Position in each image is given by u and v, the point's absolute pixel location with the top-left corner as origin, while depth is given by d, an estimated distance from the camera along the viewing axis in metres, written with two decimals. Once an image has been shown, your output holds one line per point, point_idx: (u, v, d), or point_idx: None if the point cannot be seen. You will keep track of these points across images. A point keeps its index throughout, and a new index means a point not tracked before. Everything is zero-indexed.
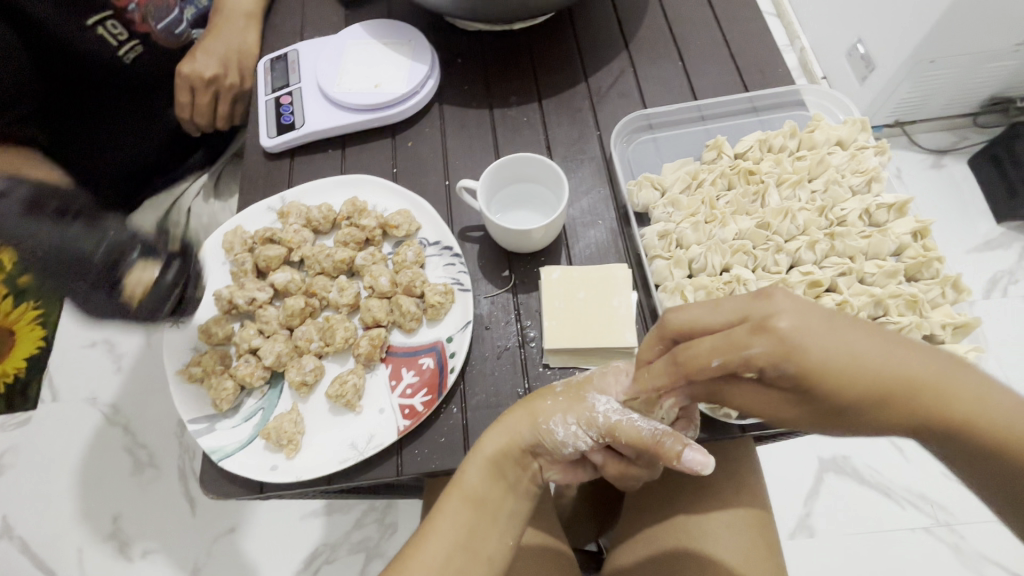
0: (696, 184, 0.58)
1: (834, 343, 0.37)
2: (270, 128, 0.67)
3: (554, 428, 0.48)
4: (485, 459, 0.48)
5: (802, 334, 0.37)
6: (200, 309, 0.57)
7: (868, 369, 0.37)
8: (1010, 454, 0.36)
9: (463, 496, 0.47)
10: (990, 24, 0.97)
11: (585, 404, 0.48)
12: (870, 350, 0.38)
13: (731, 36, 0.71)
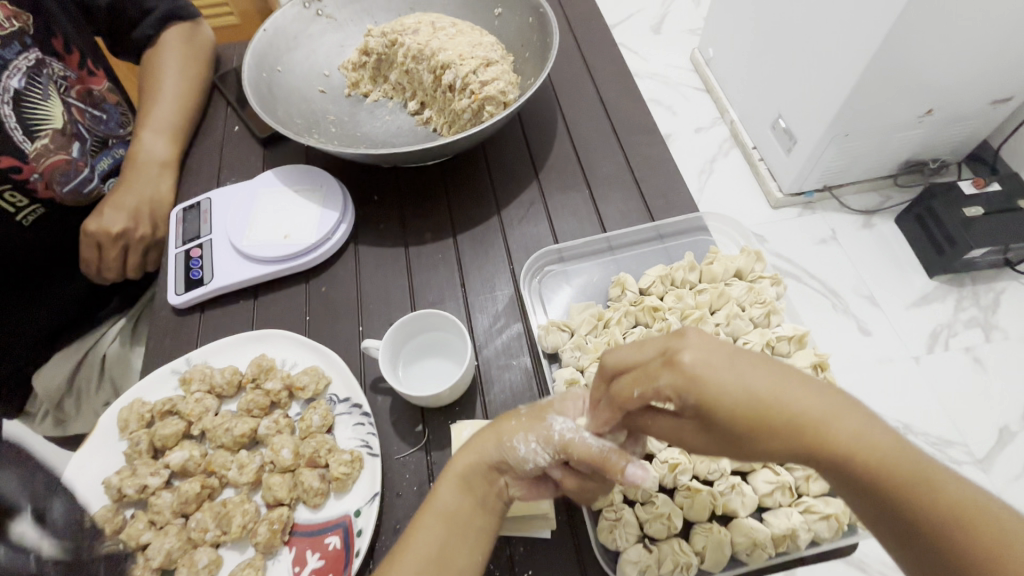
0: (603, 324, 0.59)
1: (746, 378, 0.34)
2: (178, 285, 0.66)
3: (525, 443, 0.44)
4: (461, 468, 0.45)
5: (712, 372, 0.34)
6: (87, 500, 0.53)
7: (780, 409, 0.33)
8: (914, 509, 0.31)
9: (437, 514, 0.44)
10: (884, 98, 0.83)
11: (547, 415, 0.45)
12: (780, 384, 0.34)
13: (635, 162, 0.75)
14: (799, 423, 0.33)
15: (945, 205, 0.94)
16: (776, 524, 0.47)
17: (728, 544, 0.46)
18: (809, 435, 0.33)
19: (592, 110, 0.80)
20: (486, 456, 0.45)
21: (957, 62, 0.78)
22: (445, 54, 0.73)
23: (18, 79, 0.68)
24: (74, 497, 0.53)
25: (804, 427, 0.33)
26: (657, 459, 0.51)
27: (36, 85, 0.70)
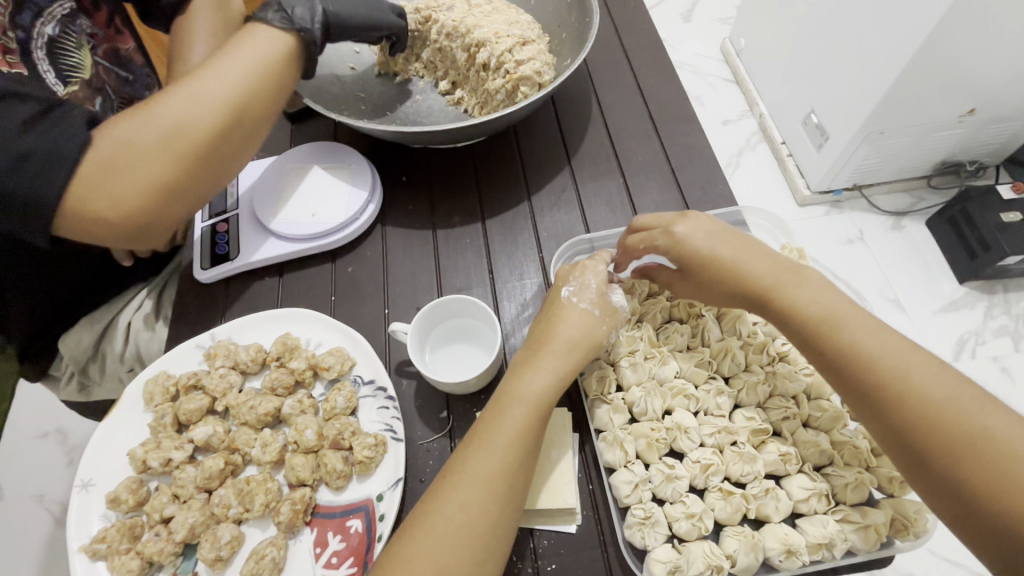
0: (636, 318, 0.57)
1: (723, 247, 0.50)
2: (203, 260, 0.66)
3: (610, 331, 0.52)
4: (550, 361, 0.49)
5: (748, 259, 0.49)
6: (115, 469, 0.53)
7: (799, 300, 0.46)
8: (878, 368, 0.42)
9: (528, 401, 0.47)
10: (926, 96, 0.79)
11: (611, 298, 0.53)
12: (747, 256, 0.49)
13: (672, 152, 0.73)
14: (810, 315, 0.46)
15: (985, 209, 0.90)
16: (811, 532, 0.45)
17: (760, 550, 0.45)
18: (820, 327, 0.45)
19: (629, 96, 0.78)
20: (577, 347, 0.50)
21: (1007, 60, 0.74)
22: (481, 31, 0.71)
23: (52, 27, 0.66)
24: (100, 467, 0.53)
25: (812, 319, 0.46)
26: (688, 459, 0.50)
27: (69, 34, 0.68)
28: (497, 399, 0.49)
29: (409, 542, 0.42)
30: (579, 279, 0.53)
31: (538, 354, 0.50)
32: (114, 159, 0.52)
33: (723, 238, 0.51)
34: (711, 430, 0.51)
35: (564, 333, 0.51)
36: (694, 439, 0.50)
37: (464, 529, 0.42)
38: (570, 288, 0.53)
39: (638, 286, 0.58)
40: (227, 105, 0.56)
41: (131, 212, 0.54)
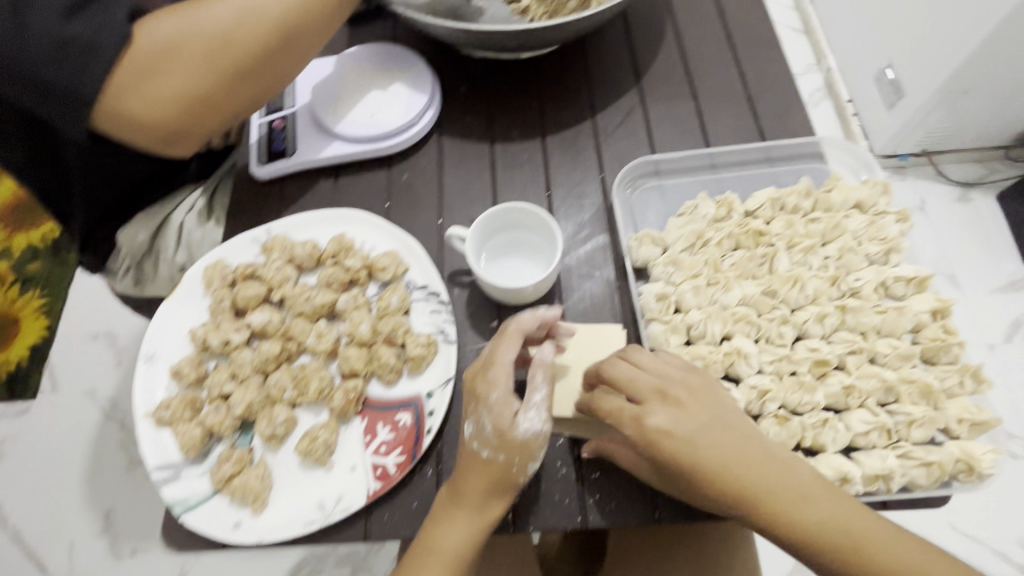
0: (701, 243, 0.54)
1: (701, 446, 0.40)
2: (260, 155, 0.65)
3: (521, 470, 0.46)
4: (470, 508, 0.46)
5: (670, 406, 0.42)
6: (177, 346, 0.55)
7: (763, 487, 0.39)
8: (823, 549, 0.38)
9: (443, 556, 0.45)
10: None
11: (513, 434, 0.45)
12: (718, 452, 0.40)
13: (750, 78, 0.68)
14: (748, 495, 0.39)
15: None
16: (871, 465, 0.44)
17: None
18: (773, 510, 0.39)
19: (708, 16, 0.72)
20: (491, 492, 0.46)
21: None
22: None
23: None
24: (162, 343, 0.55)
25: (752, 504, 0.39)
26: (745, 384, 0.48)
27: None
28: (418, 545, 0.47)
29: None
30: (475, 421, 0.47)
31: (455, 496, 0.46)
32: (151, 61, 0.53)
33: (702, 410, 0.42)
34: (769, 359, 0.49)
35: (472, 476, 0.46)
36: (753, 366, 0.48)
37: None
38: (469, 427, 0.47)
39: (705, 210, 0.56)
40: (272, 25, 0.56)
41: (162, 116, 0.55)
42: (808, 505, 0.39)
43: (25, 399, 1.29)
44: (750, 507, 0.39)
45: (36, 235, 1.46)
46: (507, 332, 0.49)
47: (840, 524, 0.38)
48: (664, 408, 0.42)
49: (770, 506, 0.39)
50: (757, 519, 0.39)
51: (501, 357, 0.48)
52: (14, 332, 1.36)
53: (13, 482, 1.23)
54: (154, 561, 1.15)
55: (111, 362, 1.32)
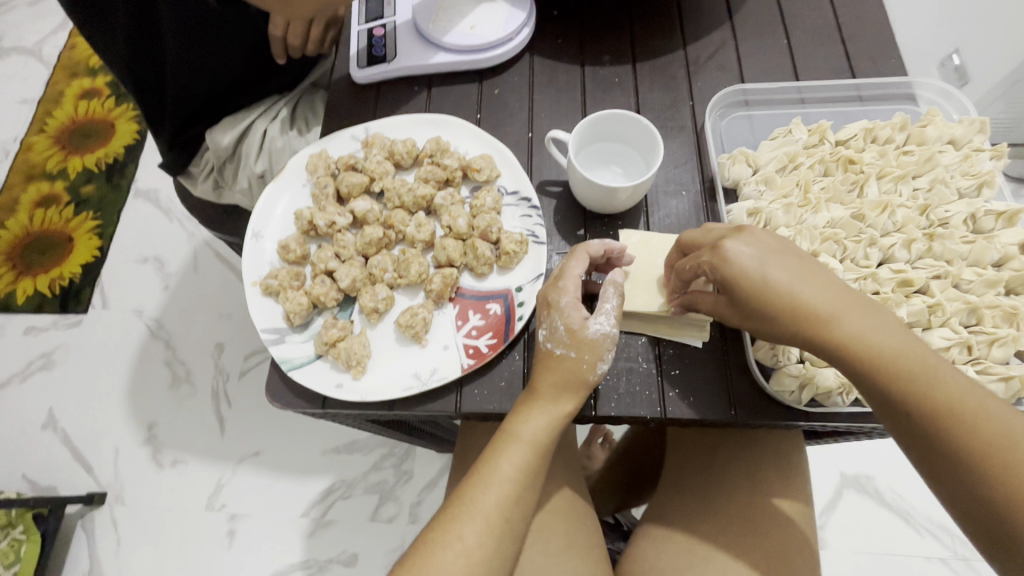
0: (792, 166, 0.56)
1: (774, 273, 0.43)
2: (360, 59, 0.67)
3: (591, 367, 0.48)
4: (546, 401, 0.49)
5: (748, 237, 0.45)
6: (283, 226, 0.58)
7: (835, 316, 0.42)
8: (883, 373, 0.41)
9: (525, 442, 0.49)
10: None
11: (584, 333, 0.48)
12: (794, 279, 0.43)
13: (845, 20, 0.68)
14: (811, 312, 0.42)
15: None
16: None
17: None
18: (840, 332, 0.42)
19: None
20: (566, 386, 0.48)
21: None
22: None
23: None
24: (268, 222, 0.58)
25: (812, 321, 0.42)
26: None
27: None
28: (499, 434, 0.50)
29: (458, 513, 0.47)
30: (547, 322, 0.50)
31: (531, 392, 0.49)
32: None
33: (785, 258, 0.44)
34: (853, 277, 0.51)
35: (551, 374, 0.49)
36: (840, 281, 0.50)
37: (502, 522, 0.47)
38: (542, 331, 0.50)
39: (799, 135, 0.57)
40: None
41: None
42: (866, 327, 0.42)
43: (78, 311, 1.34)
44: (809, 324, 0.42)
45: (92, 159, 1.50)
46: (575, 252, 0.52)
47: (902, 354, 0.41)
48: (742, 241, 0.44)
49: (830, 325, 0.42)
50: (823, 341, 0.42)
51: (570, 270, 0.51)
52: (67, 248, 1.40)
53: (61, 389, 1.27)
54: (193, 472, 1.20)
55: (159, 283, 1.37)
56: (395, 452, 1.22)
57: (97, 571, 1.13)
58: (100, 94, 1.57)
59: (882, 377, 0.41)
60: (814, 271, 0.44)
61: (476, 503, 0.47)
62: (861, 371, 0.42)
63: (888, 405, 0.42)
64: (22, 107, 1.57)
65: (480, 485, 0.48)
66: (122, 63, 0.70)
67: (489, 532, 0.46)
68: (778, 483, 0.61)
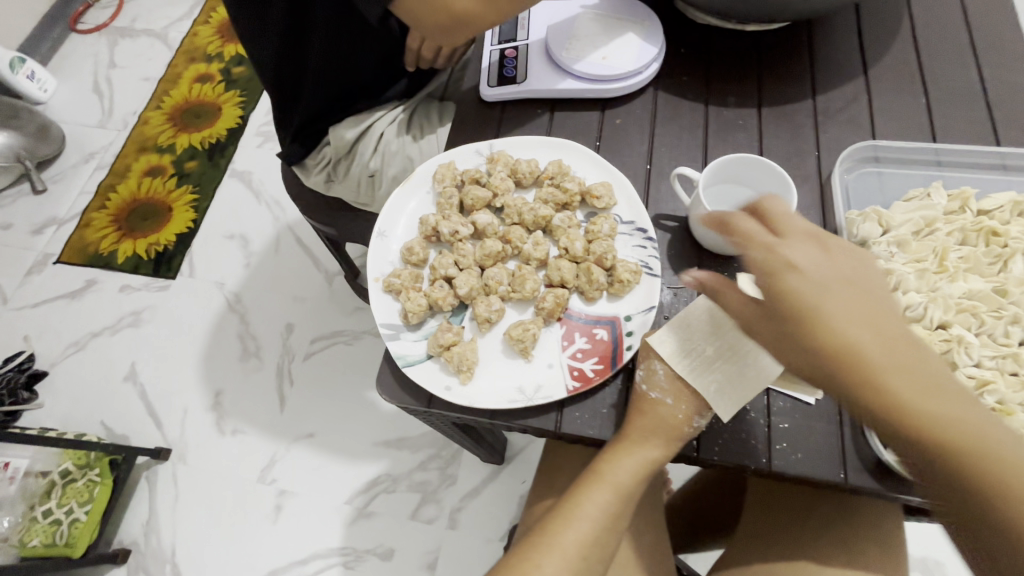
0: (928, 231, 0.55)
1: (822, 283, 0.38)
2: (491, 78, 0.69)
3: (686, 418, 0.49)
4: (634, 447, 0.50)
5: (795, 257, 0.39)
6: (407, 229, 0.62)
7: (868, 347, 0.36)
8: (940, 443, 0.35)
9: (614, 486, 0.50)
10: None
11: (684, 381, 0.49)
12: (836, 297, 0.38)
13: (991, 84, 0.66)
14: (831, 363, 0.37)
15: None
16: None
17: None
18: (882, 371, 0.36)
19: (950, 18, 0.70)
20: (658, 433, 0.49)
21: None
22: None
23: None
24: (393, 223, 0.61)
25: (840, 371, 0.37)
26: (960, 372, 0.49)
27: None
28: (588, 473, 0.52)
29: (542, 545, 0.48)
30: (646, 363, 0.51)
31: (622, 435, 0.50)
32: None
33: (838, 278, 0.39)
34: (990, 354, 0.50)
35: (642, 422, 0.49)
36: (976, 356, 0.49)
37: (580, 559, 0.48)
38: (638, 373, 0.51)
39: (938, 200, 0.56)
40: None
41: (438, 12, 0.65)
42: (912, 388, 0.35)
43: (169, 277, 1.44)
44: (838, 375, 0.37)
45: (198, 138, 1.63)
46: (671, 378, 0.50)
47: (960, 421, 0.35)
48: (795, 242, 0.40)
49: (873, 363, 0.36)
50: (862, 383, 0.36)
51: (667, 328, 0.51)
52: (166, 217, 1.51)
53: (144, 346, 1.37)
54: (250, 443, 1.25)
55: (242, 261, 1.45)
56: (442, 454, 1.23)
57: (153, 522, 1.20)
58: (212, 80, 1.71)
59: (936, 443, 0.35)
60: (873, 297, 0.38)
61: (558, 538, 0.48)
62: (914, 428, 0.35)
63: (943, 480, 0.35)
64: (144, 85, 1.72)
65: (562, 520, 0.49)
66: (271, 73, 0.77)
67: (567, 568, 0.47)
68: (871, 557, 0.58)
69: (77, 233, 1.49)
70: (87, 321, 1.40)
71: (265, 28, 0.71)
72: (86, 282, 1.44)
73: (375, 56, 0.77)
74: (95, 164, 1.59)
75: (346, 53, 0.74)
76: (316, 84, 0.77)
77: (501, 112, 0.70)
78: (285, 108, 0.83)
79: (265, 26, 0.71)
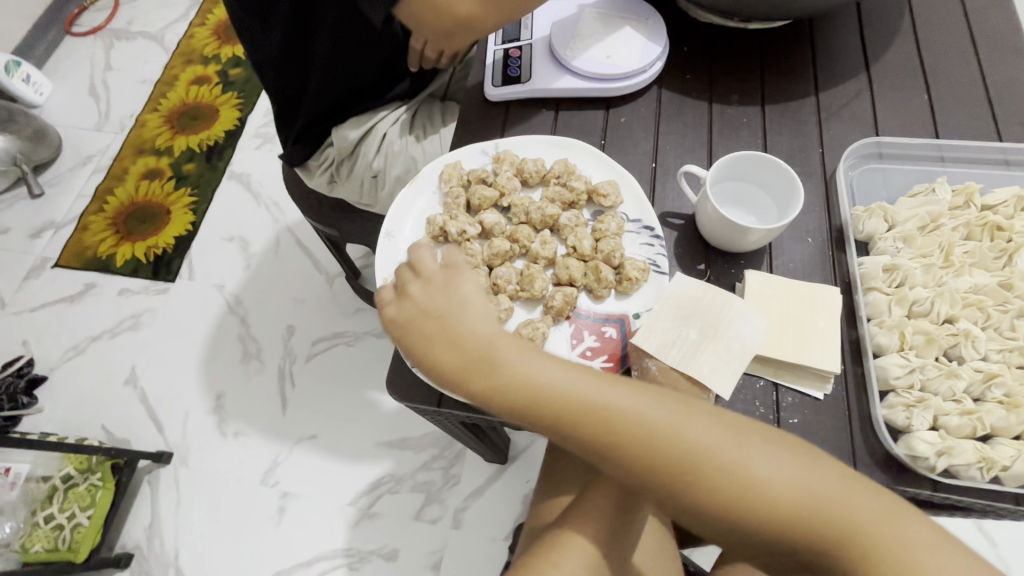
0: (933, 226, 0.56)
1: (526, 361, 0.44)
2: (495, 78, 0.70)
3: None
4: None
5: (455, 326, 0.47)
6: (414, 229, 0.62)
7: (580, 402, 0.42)
8: (670, 475, 0.41)
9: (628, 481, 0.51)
10: None
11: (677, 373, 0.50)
12: (538, 368, 0.44)
13: (992, 80, 0.66)
14: (567, 426, 0.42)
15: None
16: None
17: None
18: (599, 426, 0.42)
19: (950, 15, 0.71)
20: None
21: None
22: None
23: None
24: (400, 223, 0.61)
25: (580, 431, 0.42)
26: (968, 366, 0.50)
27: None
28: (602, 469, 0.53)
29: (558, 542, 0.49)
30: (639, 363, 0.51)
31: None
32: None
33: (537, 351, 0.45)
34: (996, 348, 0.51)
35: None
36: (983, 349, 0.50)
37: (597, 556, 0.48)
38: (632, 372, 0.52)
39: (943, 195, 0.57)
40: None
41: (441, 16, 0.65)
42: (628, 426, 0.41)
43: (168, 279, 1.43)
44: (582, 436, 0.42)
45: (196, 141, 1.62)
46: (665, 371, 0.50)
47: (675, 445, 0.41)
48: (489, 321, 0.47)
49: (597, 417, 0.42)
50: (596, 442, 0.42)
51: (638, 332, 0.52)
52: (165, 220, 1.51)
53: (144, 350, 1.36)
54: (252, 446, 1.25)
55: (242, 264, 1.44)
56: (445, 455, 1.23)
57: (155, 526, 1.20)
58: (209, 82, 1.70)
59: (668, 476, 0.41)
60: (484, 311, 0.48)
61: (574, 536, 0.49)
62: (647, 469, 0.41)
63: (688, 506, 0.41)
64: (141, 87, 1.71)
65: (577, 517, 0.50)
66: (276, 76, 0.77)
67: (583, 565, 0.47)
68: None
69: (74, 236, 1.49)
70: (86, 325, 1.39)
71: (270, 30, 0.71)
72: (85, 285, 1.44)
73: (379, 59, 0.77)
74: (92, 167, 1.59)
75: (350, 57, 0.74)
76: (321, 87, 0.77)
77: (506, 111, 0.70)
78: (288, 110, 0.83)
79: (269, 28, 0.71)
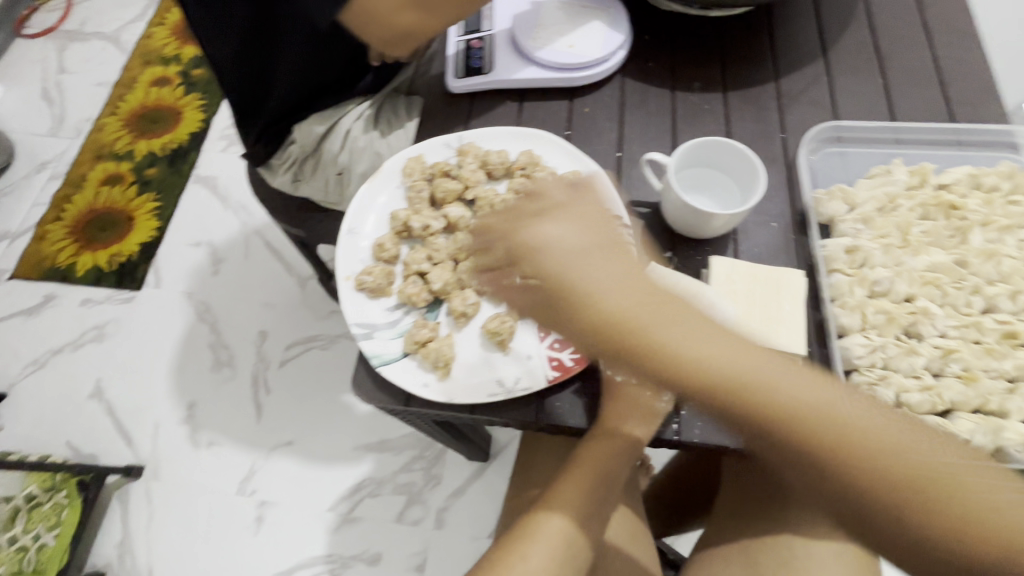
0: (892, 207, 0.57)
1: (644, 305, 0.45)
2: (457, 70, 0.68)
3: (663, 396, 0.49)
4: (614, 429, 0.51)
5: (565, 263, 0.48)
6: (377, 226, 0.60)
7: (689, 345, 0.43)
8: (779, 420, 0.40)
9: None
10: None
11: None
12: (656, 314, 0.45)
13: (944, 63, 0.68)
14: (685, 367, 0.43)
15: None
16: None
17: (998, 436, 0.46)
18: (708, 369, 0.42)
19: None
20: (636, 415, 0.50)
21: None
22: None
23: None
24: (362, 220, 0.60)
25: (696, 372, 0.42)
26: (927, 343, 0.51)
27: None
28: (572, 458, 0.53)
29: (528, 533, 0.48)
30: None
31: (604, 418, 0.51)
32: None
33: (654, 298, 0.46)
34: (954, 324, 0.52)
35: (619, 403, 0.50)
36: (939, 327, 0.51)
37: (565, 545, 0.48)
38: None
39: (900, 175, 0.58)
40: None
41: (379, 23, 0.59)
42: (747, 368, 0.41)
43: (133, 288, 1.38)
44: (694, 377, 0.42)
45: (157, 144, 1.57)
46: None
47: (791, 394, 0.41)
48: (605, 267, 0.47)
49: (708, 361, 0.42)
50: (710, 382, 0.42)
51: None
52: (127, 226, 1.45)
53: (110, 361, 1.31)
54: (226, 456, 1.22)
55: (210, 269, 1.40)
56: (425, 455, 1.21)
57: (127, 542, 1.16)
58: (169, 83, 1.65)
59: (779, 422, 0.40)
60: (610, 269, 0.48)
61: (543, 527, 0.48)
62: (757, 415, 0.41)
63: (798, 455, 0.40)
64: (97, 90, 1.64)
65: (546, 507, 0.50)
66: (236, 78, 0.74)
67: (553, 555, 0.47)
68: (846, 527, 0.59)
69: (31, 247, 1.42)
70: (47, 338, 1.34)
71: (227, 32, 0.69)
72: (44, 297, 1.38)
73: (343, 56, 0.75)
74: (47, 174, 1.52)
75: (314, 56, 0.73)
76: (287, 88, 0.76)
77: (471, 104, 0.69)
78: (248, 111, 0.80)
79: (225, 30, 0.68)
